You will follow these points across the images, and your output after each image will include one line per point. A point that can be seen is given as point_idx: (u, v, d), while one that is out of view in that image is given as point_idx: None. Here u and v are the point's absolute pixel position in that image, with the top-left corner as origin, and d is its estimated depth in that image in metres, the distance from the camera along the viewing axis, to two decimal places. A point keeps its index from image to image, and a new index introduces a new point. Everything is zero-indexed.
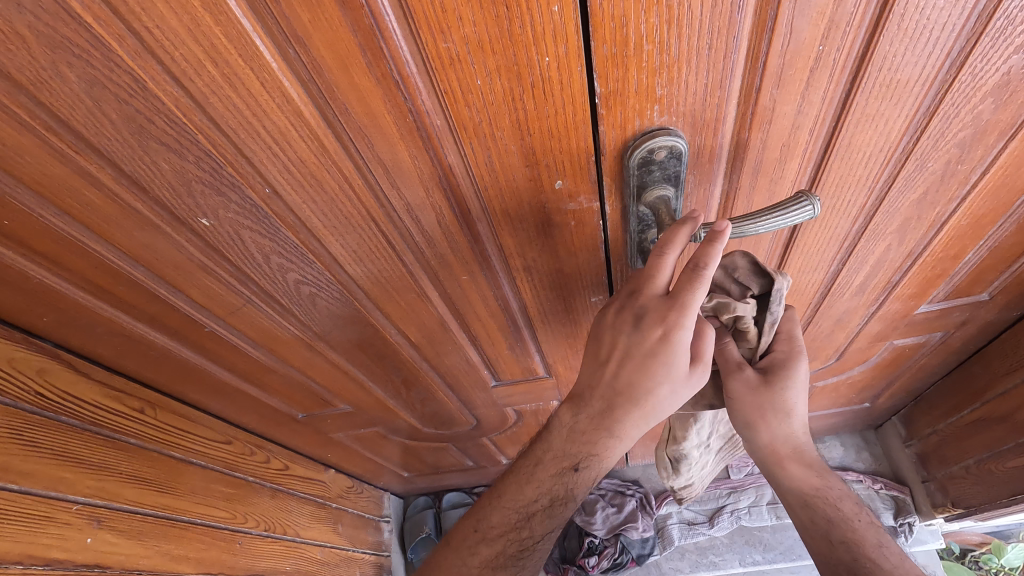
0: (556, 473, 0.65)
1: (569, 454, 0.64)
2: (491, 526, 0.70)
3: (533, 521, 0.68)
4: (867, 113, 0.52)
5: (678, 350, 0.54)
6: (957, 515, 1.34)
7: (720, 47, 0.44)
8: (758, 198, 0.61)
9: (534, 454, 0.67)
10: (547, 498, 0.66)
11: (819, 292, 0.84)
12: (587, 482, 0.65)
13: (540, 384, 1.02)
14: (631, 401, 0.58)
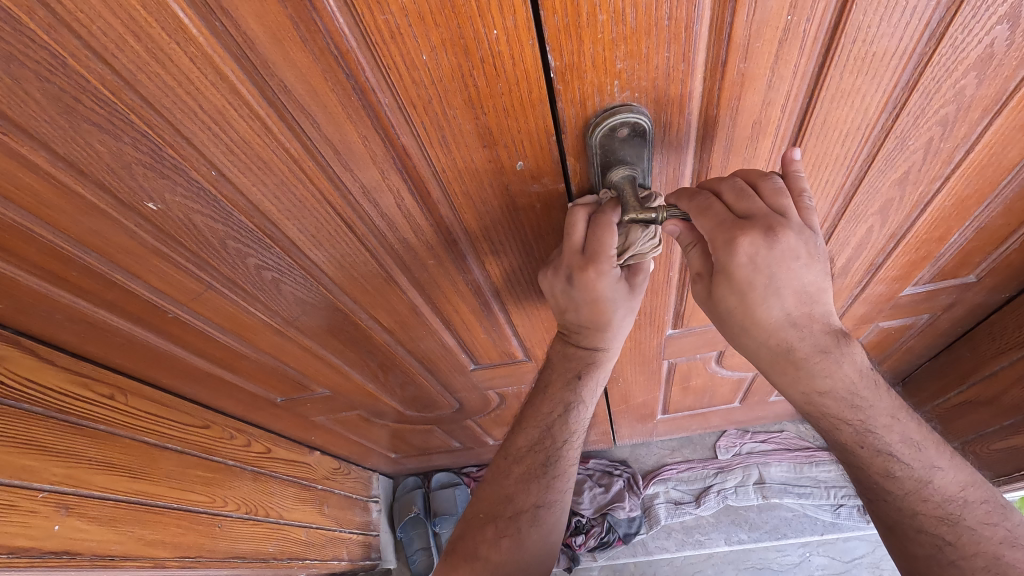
0: (565, 385, 0.76)
1: (570, 366, 0.74)
2: (520, 447, 0.82)
3: (554, 431, 0.79)
4: (842, 89, 0.49)
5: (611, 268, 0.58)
6: None
7: (681, 17, 0.41)
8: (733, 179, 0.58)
9: (544, 378, 0.78)
10: (561, 407, 0.77)
11: None
12: (593, 385, 0.75)
13: (519, 368, 1.01)
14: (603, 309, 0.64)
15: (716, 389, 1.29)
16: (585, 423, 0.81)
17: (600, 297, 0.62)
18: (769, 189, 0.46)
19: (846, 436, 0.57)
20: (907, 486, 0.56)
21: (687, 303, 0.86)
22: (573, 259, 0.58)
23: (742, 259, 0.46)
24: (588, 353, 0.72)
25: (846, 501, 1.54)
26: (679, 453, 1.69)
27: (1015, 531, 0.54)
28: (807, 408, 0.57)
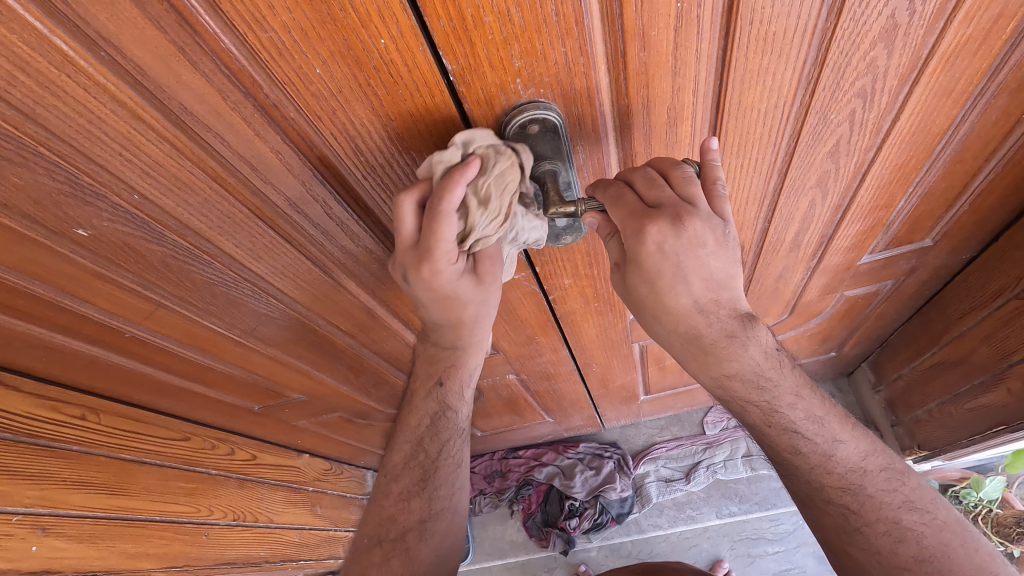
0: (426, 394, 0.77)
1: (432, 371, 0.76)
2: (397, 464, 0.80)
3: (425, 443, 0.79)
4: (750, 69, 0.49)
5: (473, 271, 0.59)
6: (924, 457, 1.35)
7: (568, 12, 0.41)
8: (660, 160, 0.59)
9: (409, 388, 0.79)
10: (429, 417, 0.78)
11: (753, 250, 0.82)
12: (455, 388, 0.77)
13: (488, 361, 1.03)
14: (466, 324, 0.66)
15: None
16: (461, 426, 0.80)
17: (445, 294, 0.59)
18: (678, 178, 0.47)
19: (759, 418, 0.58)
20: (813, 461, 0.58)
21: None
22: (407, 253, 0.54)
23: (651, 247, 0.46)
24: (445, 358, 0.74)
25: None
26: (668, 431, 1.71)
27: (911, 494, 0.57)
28: (722, 392, 0.59)
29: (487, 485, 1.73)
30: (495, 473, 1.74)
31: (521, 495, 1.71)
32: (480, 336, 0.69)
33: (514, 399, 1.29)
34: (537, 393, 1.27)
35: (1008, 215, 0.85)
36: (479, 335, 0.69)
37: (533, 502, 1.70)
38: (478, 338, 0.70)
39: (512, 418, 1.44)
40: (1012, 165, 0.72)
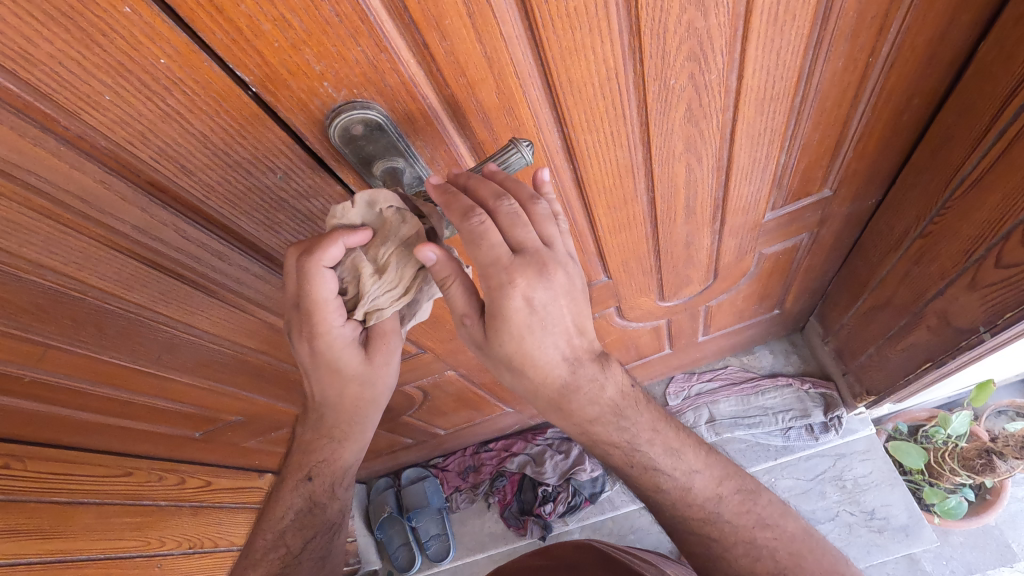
0: (297, 483, 0.74)
1: (303, 465, 0.73)
2: (257, 550, 0.74)
3: (289, 535, 0.74)
4: (564, 45, 0.50)
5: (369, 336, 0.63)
6: (874, 402, 1.37)
7: (349, 11, 0.41)
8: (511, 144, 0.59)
9: (278, 478, 0.76)
10: (297, 505, 0.74)
11: (649, 220, 0.83)
12: (327, 485, 0.75)
13: (418, 361, 1.04)
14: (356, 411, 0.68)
15: (637, 341, 1.32)
16: (331, 521, 0.77)
17: (333, 360, 0.61)
18: (471, 231, 0.45)
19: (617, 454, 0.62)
20: (674, 496, 0.63)
21: None
22: (295, 312, 0.57)
23: (517, 302, 0.48)
24: (318, 449, 0.72)
25: (794, 424, 1.57)
26: None
27: (762, 513, 0.64)
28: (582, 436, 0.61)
29: (462, 481, 1.76)
30: (469, 469, 1.76)
31: (495, 487, 1.72)
32: (362, 425, 0.70)
33: (463, 394, 1.30)
34: (485, 386, 1.28)
35: (896, 157, 0.86)
36: (361, 425, 0.71)
37: (507, 492, 1.71)
38: (360, 426, 0.71)
39: (470, 413, 1.45)
40: (879, 108, 0.73)
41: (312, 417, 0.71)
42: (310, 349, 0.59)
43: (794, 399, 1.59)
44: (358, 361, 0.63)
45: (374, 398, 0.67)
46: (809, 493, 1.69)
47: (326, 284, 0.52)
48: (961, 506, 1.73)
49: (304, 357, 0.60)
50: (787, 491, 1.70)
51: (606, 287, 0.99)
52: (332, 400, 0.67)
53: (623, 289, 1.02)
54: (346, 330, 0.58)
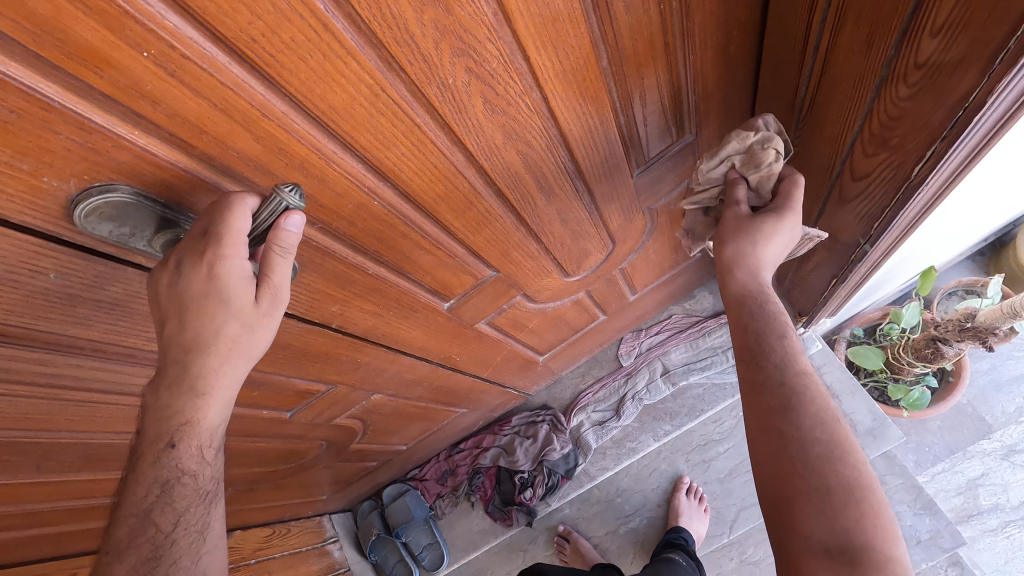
0: (153, 461, 0.59)
1: (161, 432, 0.58)
2: (119, 540, 0.59)
3: (155, 516, 0.60)
4: (304, 77, 0.47)
5: (231, 285, 0.53)
6: (807, 322, 1.37)
7: (22, 106, 0.38)
8: (301, 180, 0.56)
9: (131, 453, 0.60)
10: (158, 486, 0.59)
11: (510, 210, 0.81)
12: (194, 452, 0.60)
13: (333, 394, 1.02)
14: (222, 357, 0.56)
15: (565, 317, 1.31)
16: (204, 489, 0.63)
17: (214, 292, 0.52)
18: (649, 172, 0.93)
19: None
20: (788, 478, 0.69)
21: (428, 279, 0.86)
22: (192, 243, 0.50)
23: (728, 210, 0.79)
24: (171, 414, 0.57)
25: None
26: (590, 375, 1.73)
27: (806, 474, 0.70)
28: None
29: (442, 487, 1.76)
30: (446, 473, 1.77)
31: (475, 485, 1.73)
32: (224, 373, 0.58)
33: (405, 410, 1.28)
34: (423, 397, 1.27)
35: (743, 87, 0.84)
36: (229, 379, 0.59)
37: (488, 487, 1.72)
38: (227, 378, 0.58)
39: (424, 423, 1.45)
40: (700, 48, 0.71)
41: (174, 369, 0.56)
42: (207, 275, 0.51)
43: None
44: (250, 301, 0.55)
45: (249, 346, 0.58)
46: None
47: (242, 225, 0.50)
48: (924, 396, 1.74)
49: (167, 292, 0.52)
50: None
51: (499, 280, 0.98)
52: (202, 342, 0.55)
53: (519, 276, 1.00)
54: (246, 260, 0.54)
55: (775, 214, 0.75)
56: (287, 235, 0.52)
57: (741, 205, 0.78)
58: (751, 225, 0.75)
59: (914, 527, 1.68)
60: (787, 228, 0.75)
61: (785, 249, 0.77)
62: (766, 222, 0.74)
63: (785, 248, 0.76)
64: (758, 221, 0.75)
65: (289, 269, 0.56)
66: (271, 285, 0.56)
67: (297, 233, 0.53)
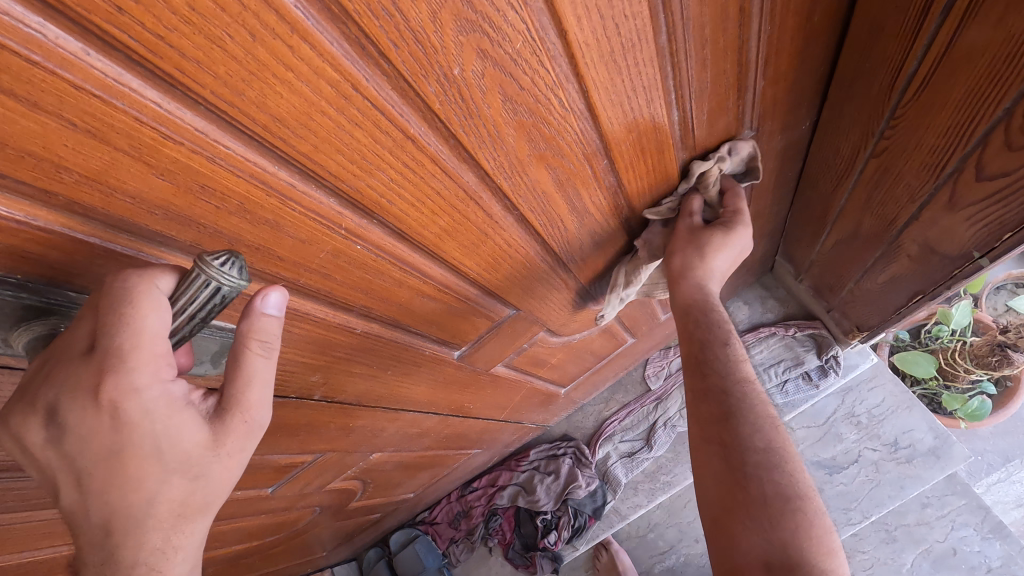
0: None
1: None
2: None
3: None
4: (226, 78, 0.29)
5: (149, 417, 0.34)
6: (866, 337, 1.20)
7: None
8: (242, 227, 0.38)
9: None
10: None
11: (533, 238, 0.63)
12: None
13: (323, 462, 0.85)
14: (167, 522, 0.37)
15: (590, 346, 1.14)
16: None
17: (126, 443, 0.34)
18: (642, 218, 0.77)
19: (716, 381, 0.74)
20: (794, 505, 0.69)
21: (434, 328, 0.68)
22: (71, 381, 0.32)
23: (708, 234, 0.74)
24: None
25: (789, 375, 1.40)
26: (614, 401, 1.55)
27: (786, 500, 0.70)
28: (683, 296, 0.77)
29: (456, 531, 1.59)
30: (459, 515, 1.59)
31: (492, 527, 1.56)
32: (177, 544, 0.38)
33: (410, 462, 1.11)
34: (432, 446, 1.10)
35: (820, 68, 0.66)
36: (188, 552, 0.38)
37: (506, 530, 1.55)
38: (185, 555, 0.38)
39: (432, 470, 1.28)
40: (782, 16, 0.53)
41: (92, 571, 0.36)
42: (109, 423, 0.33)
43: (782, 348, 1.42)
44: (203, 437, 0.37)
45: (210, 496, 0.38)
46: (824, 439, 1.53)
47: (152, 323, 0.33)
48: (985, 405, 1.59)
49: (45, 454, 0.34)
50: (800, 444, 1.55)
51: (519, 318, 0.80)
52: (127, 518, 0.35)
53: (543, 312, 0.82)
54: (175, 381, 0.35)
55: (728, 229, 0.72)
56: (264, 324, 0.36)
57: (694, 217, 0.74)
58: (703, 240, 0.73)
59: (983, 553, 1.52)
60: (734, 241, 0.73)
61: (730, 263, 0.76)
62: (717, 235, 0.71)
63: (734, 256, 0.76)
64: (711, 235, 0.72)
65: (273, 372, 0.38)
66: (243, 407, 0.38)
67: (281, 317, 0.37)
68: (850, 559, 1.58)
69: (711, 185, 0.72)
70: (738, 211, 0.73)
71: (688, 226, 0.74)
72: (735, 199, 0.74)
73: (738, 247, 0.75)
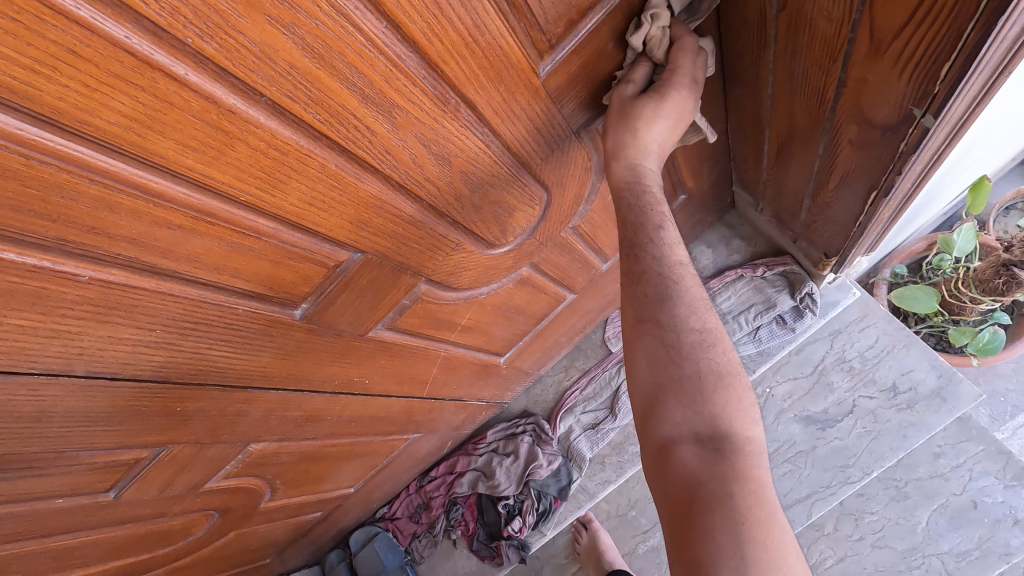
0: None
1: None
2: None
3: None
4: None
5: None
6: (837, 266, 1.03)
7: None
8: None
9: None
10: None
11: (327, 146, 0.49)
12: None
13: (174, 459, 0.72)
14: None
15: (513, 305, 0.99)
16: None
17: None
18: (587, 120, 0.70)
19: (667, 287, 0.60)
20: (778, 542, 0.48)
21: (231, 278, 0.54)
22: None
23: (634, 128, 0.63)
24: None
25: (762, 321, 1.23)
26: (574, 369, 1.40)
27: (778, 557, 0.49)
28: (623, 193, 0.65)
29: (417, 525, 1.46)
30: (419, 508, 1.47)
31: (453, 519, 1.43)
32: None
33: (319, 453, 0.98)
34: (341, 433, 0.97)
35: None
36: None
37: (469, 520, 1.42)
38: None
39: (363, 460, 1.15)
40: None
41: None
42: None
43: (751, 292, 1.25)
44: None
45: None
46: (814, 390, 1.36)
47: None
48: (998, 337, 1.37)
49: None
50: (787, 398, 1.38)
51: (370, 265, 0.65)
52: None
53: (407, 255, 0.68)
54: None
55: (664, 94, 0.60)
56: None
57: (631, 87, 0.63)
58: (634, 110, 0.61)
59: (1008, 503, 1.32)
60: (671, 113, 0.62)
61: (671, 135, 0.64)
62: (647, 104, 0.60)
63: (673, 126, 0.63)
64: (640, 106, 0.61)
65: None
66: None
67: None
68: (857, 522, 1.38)
69: (656, 51, 0.61)
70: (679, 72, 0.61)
71: (621, 97, 0.63)
72: (678, 55, 0.61)
73: (677, 118, 0.63)
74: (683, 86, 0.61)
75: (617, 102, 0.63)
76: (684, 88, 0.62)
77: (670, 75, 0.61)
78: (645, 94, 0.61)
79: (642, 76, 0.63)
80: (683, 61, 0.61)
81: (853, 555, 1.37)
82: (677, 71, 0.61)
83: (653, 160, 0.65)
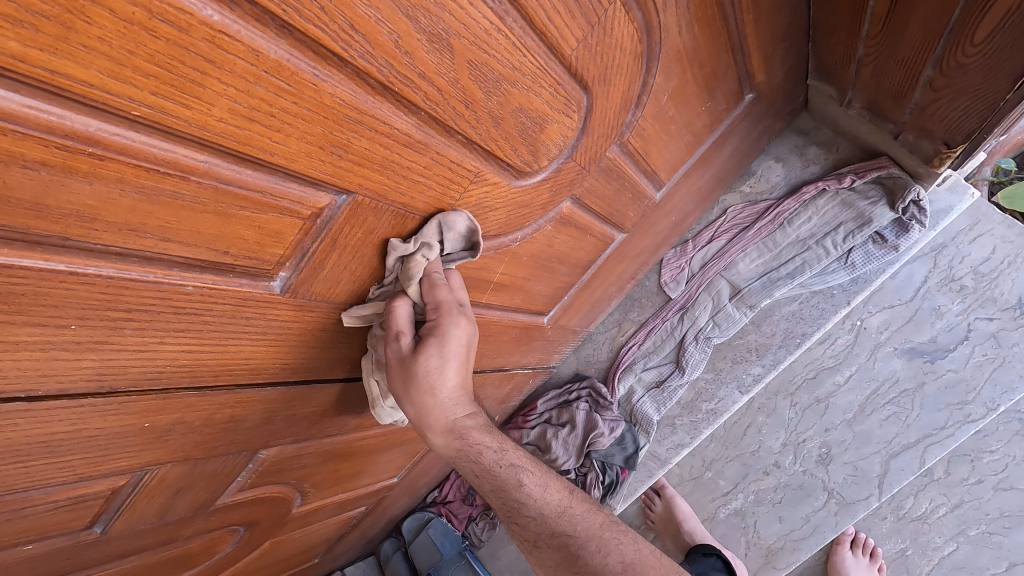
0: None
1: None
2: None
3: None
4: None
5: None
6: (961, 157, 0.81)
7: None
8: None
9: None
10: None
11: (258, 17, 0.32)
12: None
13: (162, 482, 0.59)
14: None
15: (554, 251, 0.81)
16: None
17: None
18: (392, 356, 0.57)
19: (568, 547, 0.62)
20: None
21: (163, 244, 0.38)
22: None
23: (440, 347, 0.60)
24: None
25: (855, 242, 1.02)
26: (628, 322, 1.21)
27: None
28: (463, 469, 0.64)
29: (472, 508, 1.35)
30: (472, 489, 1.35)
31: None
32: None
33: (347, 449, 0.84)
34: (369, 424, 0.82)
35: None
36: None
37: None
38: None
39: (401, 449, 1.01)
40: None
41: None
42: None
43: (837, 209, 1.03)
44: None
45: None
46: (917, 319, 1.14)
47: None
48: None
49: None
50: (883, 330, 1.17)
51: (364, 208, 0.48)
52: None
53: (415, 193, 0.51)
54: None
55: (440, 344, 0.56)
56: None
57: (404, 337, 0.56)
58: (417, 370, 0.56)
59: None
60: (458, 349, 0.58)
61: (466, 369, 0.61)
62: (434, 360, 0.56)
63: (466, 356, 0.60)
64: (425, 364, 0.56)
65: None
66: None
67: None
68: (973, 464, 1.17)
69: (410, 290, 0.55)
70: (442, 305, 0.56)
71: (395, 350, 0.56)
72: (434, 292, 0.56)
73: (462, 348, 0.59)
74: (465, 317, 0.58)
75: (390, 358, 0.57)
76: (464, 323, 0.58)
77: (433, 318, 0.57)
78: (423, 348, 0.56)
79: (410, 314, 0.56)
80: (443, 296, 0.57)
81: (970, 501, 1.18)
82: (445, 312, 0.56)
83: (465, 403, 0.62)
